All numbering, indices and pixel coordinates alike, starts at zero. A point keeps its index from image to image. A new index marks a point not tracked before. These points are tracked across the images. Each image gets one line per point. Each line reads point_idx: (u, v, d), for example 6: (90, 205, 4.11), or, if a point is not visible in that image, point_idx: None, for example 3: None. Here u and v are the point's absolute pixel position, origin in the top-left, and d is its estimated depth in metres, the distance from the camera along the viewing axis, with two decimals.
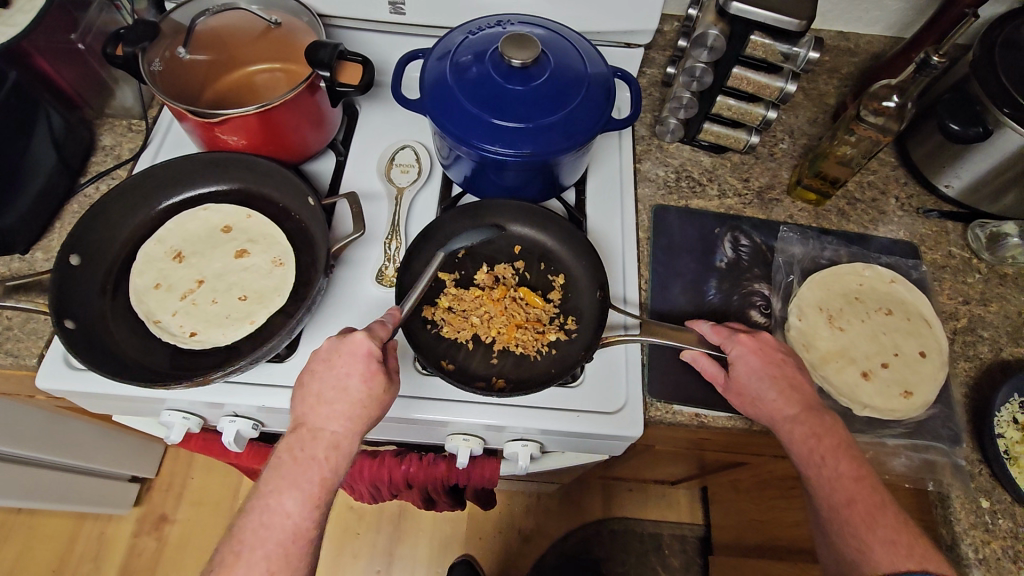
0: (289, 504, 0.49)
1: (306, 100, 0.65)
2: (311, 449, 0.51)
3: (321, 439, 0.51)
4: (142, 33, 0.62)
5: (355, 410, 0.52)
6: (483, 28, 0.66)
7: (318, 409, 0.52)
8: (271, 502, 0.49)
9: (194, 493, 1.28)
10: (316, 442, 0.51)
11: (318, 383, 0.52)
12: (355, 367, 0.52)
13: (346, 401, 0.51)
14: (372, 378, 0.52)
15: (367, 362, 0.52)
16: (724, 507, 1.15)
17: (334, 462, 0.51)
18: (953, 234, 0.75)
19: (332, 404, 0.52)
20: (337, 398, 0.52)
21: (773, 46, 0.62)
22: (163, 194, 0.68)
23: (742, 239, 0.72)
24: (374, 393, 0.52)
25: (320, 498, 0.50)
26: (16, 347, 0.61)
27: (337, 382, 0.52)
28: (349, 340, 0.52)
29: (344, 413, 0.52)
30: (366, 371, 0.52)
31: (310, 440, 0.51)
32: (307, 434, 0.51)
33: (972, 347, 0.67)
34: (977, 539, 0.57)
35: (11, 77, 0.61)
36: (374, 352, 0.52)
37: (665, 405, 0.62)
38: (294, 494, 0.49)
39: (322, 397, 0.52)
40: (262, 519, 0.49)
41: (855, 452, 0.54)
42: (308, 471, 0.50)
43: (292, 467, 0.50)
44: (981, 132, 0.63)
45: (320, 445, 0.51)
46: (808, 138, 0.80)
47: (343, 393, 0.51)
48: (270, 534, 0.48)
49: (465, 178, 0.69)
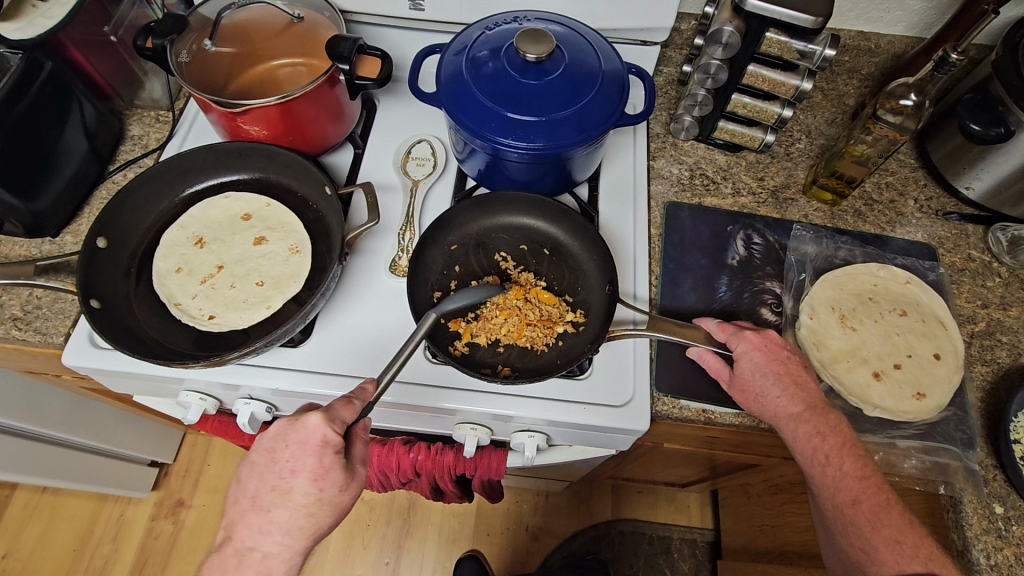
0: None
1: (325, 93, 0.67)
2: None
3: (254, 561, 0.49)
4: (170, 26, 0.64)
5: (298, 518, 0.50)
6: (500, 24, 0.67)
7: (253, 520, 0.50)
8: None
9: (209, 479, 1.31)
10: (245, 564, 0.49)
11: (258, 484, 0.51)
12: (305, 465, 0.49)
13: (287, 507, 0.50)
14: (323, 477, 0.50)
15: (319, 457, 0.49)
16: (735, 511, 1.14)
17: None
18: (973, 237, 0.73)
19: (268, 512, 0.50)
20: (273, 506, 0.50)
21: (789, 43, 0.62)
22: (187, 181, 0.70)
23: (755, 237, 0.72)
24: (323, 494, 0.50)
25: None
26: (44, 325, 0.64)
27: (279, 482, 0.50)
28: (304, 430, 0.49)
29: (284, 523, 0.50)
30: (314, 472, 0.49)
31: (234, 566, 0.49)
32: (235, 556, 0.50)
33: (990, 351, 0.66)
34: (989, 545, 0.56)
35: (47, 66, 0.64)
36: (328, 443, 0.49)
37: (672, 400, 0.62)
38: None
39: (258, 503, 0.50)
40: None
41: (861, 451, 0.53)
42: None
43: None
44: (1003, 132, 0.63)
45: (251, 572, 0.49)
46: (826, 138, 0.79)
47: (284, 498, 0.50)
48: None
49: (479, 172, 0.70)
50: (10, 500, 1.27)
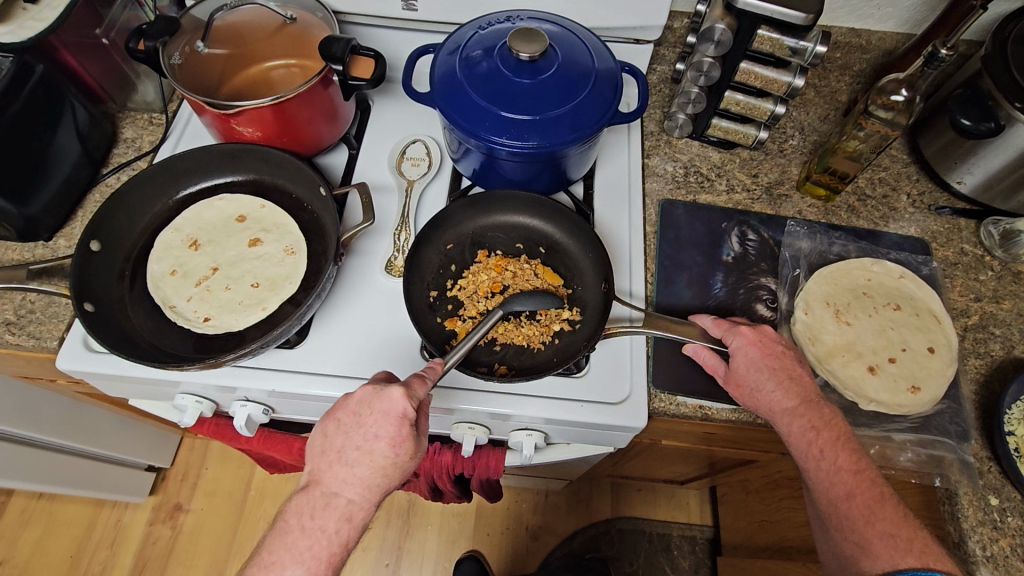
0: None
1: (319, 94, 0.67)
2: (321, 520, 0.48)
3: (336, 507, 0.49)
4: (162, 29, 0.64)
5: (375, 477, 0.49)
6: (493, 24, 0.67)
7: (337, 470, 0.49)
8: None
9: (207, 482, 1.31)
10: (328, 511, 0.49)
11: (342, 438, 0.50)
12: (386, 431, 0.49)
13: (368, 467, 0.49)
14: (401, 444, 0.49)
15: (399, 427, 0.49)
16: (734, 508, 1.14)
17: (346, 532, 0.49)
18: (965, 231, 0.74)
19: (348, 465, 0.49)
20: (357, 463, 0.49)
21: (781, 40, 0.63)
22: (181, 184, 0.70)
23: (750, 233, 0.72)
24: (401, 459, 0.50)
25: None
26: (38, 329, 0.63)
27: (362, 443, 0.49)
28: (387, 399, 0.49)
29: (364, 480, 0.49)
30: (395, 437, 0.49)
31: (321, 509, 0.49)
32: (321, 500, 0.49)
33: (983, 344, 0.66)
34: (985, 537, 0.57)
35: (38, 70, 0.64)
36: (408, 415, 0.49)
37: (669, 397, 0.63)
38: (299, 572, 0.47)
39: (343, 458, 0.49)
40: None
41: (855, 445, 0.54)
42: (311, 545, 0.48)
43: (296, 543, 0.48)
44: (993, 127, 0.64)
45: (332, 519, 0.49)
46: (820, 134, 0.80)
47: (368, 456, 0.49)
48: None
49: (474, 172, 0.70)
50: (6, 506, 1.26)
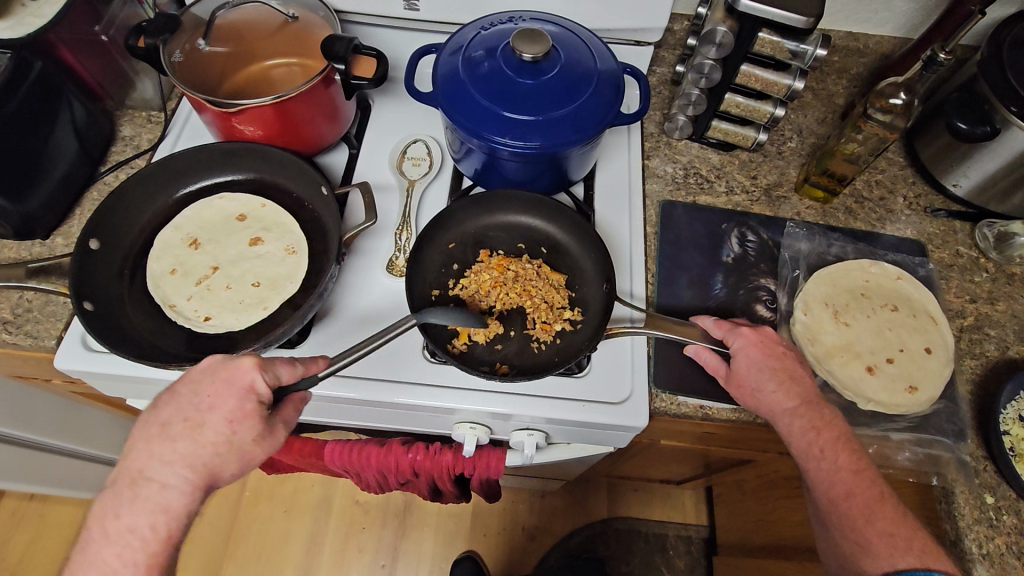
0: (112, 565, 0.46)
1: (320, 93, 0.66)
2: (133, 511, 0.47)
3: (149, 491, 0.48)
4: (162, 26, 0.64)
5: (206, 454, 0.49)
6: (495, 24, 0.67)
7: (155, 449, 0.49)
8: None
9: (202, 484, 1.30)
10: (136, 492, 0.48)
11: (171, 412, 0.50)
12: (224, 405, 0.49)
13: (195, 442, 0.49)
14: (241, 420, 0.49)
15: (242, 402, 0.49)
16: (730, 508, 1.14)
17: (172, 516, 0.48)
18: (960, 233, 0.75)
19: (173, 439, 0.49)
20: (180, 437, 0.49)
21: (781, 43, 0.63)
22: (181, 182, 0.70)
23: (749, 235, 0.73)
24: (237, 437, 0.49)
25: (156, 559, 0.47)
26: (36, 328, 0.63)
27: (192, 414, 0.49)
28: (237, 372, 0.50)
29: (184, 458, 0.49)
30: (233, 412, 0.49)
31: (140, 498, 0.48)
32: (130, 486, 0.48)
33: (978, 345, 0.67)
34: (981, 535, 0.57)
35: (36, 67, 0.63)
36: (253, 390, 0.50)
37: (670, 397, 0.63)
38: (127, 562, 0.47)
39: (166, 432, 0.49)
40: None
41: (855, 445, 0.54)
42: (121, 545, 0.47)
43: (104, 545, 0.47)
44: (988, 131, 0.65)
45: (143, 505, 0.48)
46: (817, 137, 0.80)
47: (196, 430, 0.49)
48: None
49: (476, 172, 0.70)
50: None
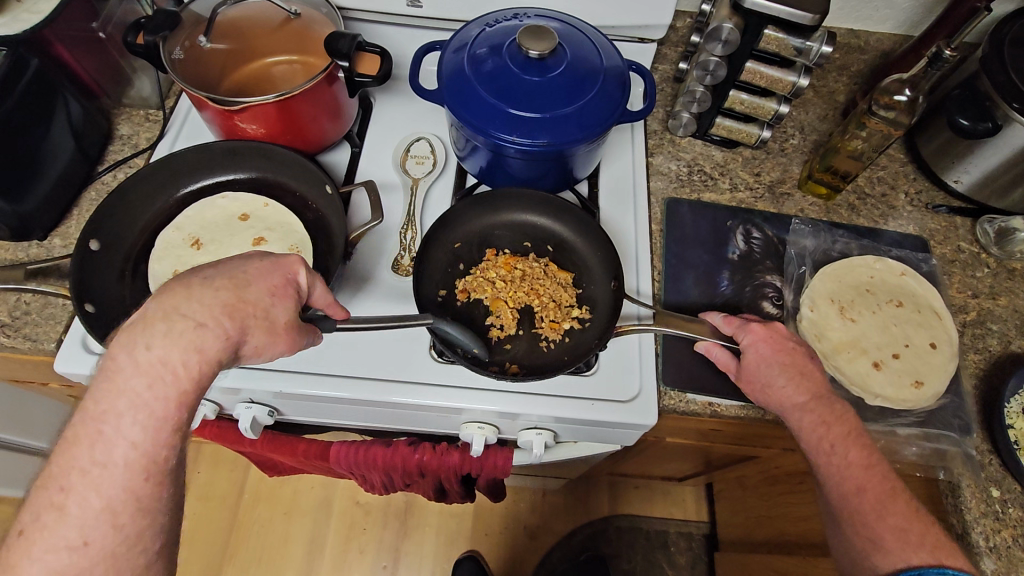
0: (132, 431, 0.40)
1: (324, 90, 0.66)
2: (160, 352, 0.40)
3: (182, 331, 0.41)
4: (162, 23, 0.62)
5: (244, 314, 0.44)
6: (500, 21, 0.67)
7: (194, 293, 0.43)
8: (108, 431, 0.40)
9: (199, 486, 1.28)
10: (172, 338, 0.41)
11: (213, 272, 0.45)
12: (269, 279, 0.47)
13: (236, 299, 0.44)
14: (283, 296, 0.47)
15: (283, 283, 0.47)
16: (731, 504, 1.15)
17: (196, 369, 0.41)
18: (961, 229, 0.75)
19: (214, 292, 0.43)
20: (223, 291, 0.44)
21: (786, 40, 0.63)
22: (182, 182, 0.69)
23: (754, 231, 0.73)
24: (276, 310, 0.46)
25: (174, 422, 0.41)
26: (34, 331, 0.61)
27: (236, 276, 0.45)
28: (284, 260, 0.48)
29: (224, 309, 0.43)
30: (279, 287, 0.47)
31: (161, 338, 0.41)
32: (160, 323, 0.41)
33: (981, 340, 0.67)
34: (988, 528, 0.58)
35: (33, 64, 0.62)
36: (295, 281, 0.48)
37: (678, 394, 0.63)
38: (145, 418, 0.40)
39: (206, 283, 0.44)
40: (92, 454, 0.39)
41: (866, 440, 0.54)
42: (153, 385, 0.40)
43: (131, 380, 0.40)
44: (990, 128, 0.65)
45: (177, 346, 0.41)
46: (819, 133, 0.81)
47: (240, 287, 0.45)
48: (114, 472, 0.39)
49: (481, 169, 0.70)
50: None
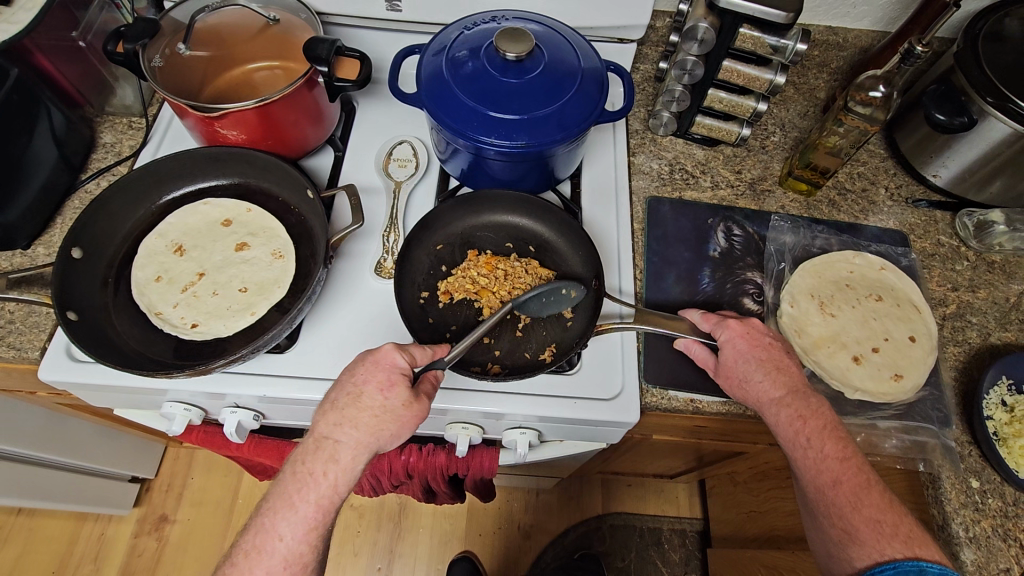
0: (283, 528, 0.48)
1: (304, 95, 0.66)
2: (310, 464, 0.49)
3: (324, 449, 0.49)
4: (141, 31, 0.64)
5: (367, 419, 0.50)
6: (478, 24, 0.67)
7: (328, 415, 0.50)
8: (266, 524, 0.49)
9: (194, 492, 1.29)
10: (317, 454, 0.49)
11: (337, 392, 0.51)
12: (375, 376, 0.51)
13: (357, 409, 0.50)
14: (391, 388, 0.51)
15: (389, 373, 0.51)
16: (723, 500, 1.16)
17: (335, 477, 0.49)
18: (941, 223, 0.76)
19: (340, 409, 0.50)
20: (347, 404, 0.50)
21: (762, 38, 0.64)
22: (164, 189, 0.69)
23: (735, 229, 0.73)
24: (391, 403, 0.50)
25: (315, 522, 0.49)
26: (19, 340, 0.62)
27: (353, 388, 0.51)
28: (381, 354, 0.52)
29: (352, 419, 0.50)
30: (384, 381, 0.51)
31: (311, 453, 0.49)
32: (313, 444, 0.50)
33: (961, 332, 0.68)
34: (967, 518, 0.58)
35: (12, 74, 0.62)
36: (399, 366, 0.52)
37: (660, 391, 0.63)
38: (291, 520, 0.48)
39: (334, 401, 0.51)
40: (255, 542, 0.48)
41: (841, 433, 0.54)
42: (301, 489, 0.48)
43: (290, 487, 0.49)
44: (966, 122, 0.65)
45: (320, 461, 0.49)
46: (800, 131, 0.81)
47: (356, 398, 0.50)
48: (271, 560, 0.48)
49: (462, 172, 0.70)
50: None
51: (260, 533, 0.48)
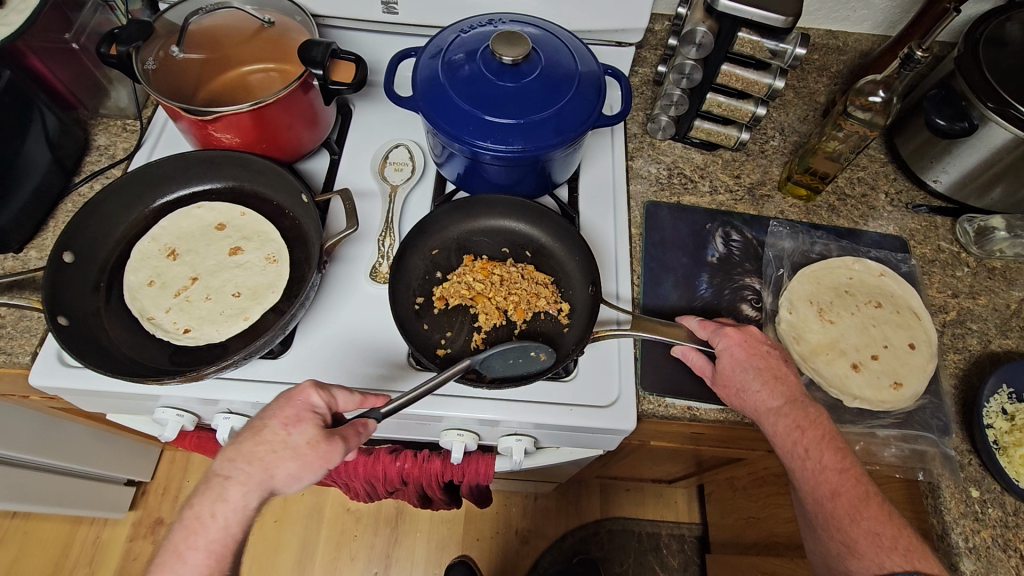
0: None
1: (298, 98, 0.65)
2: (200, 505, 0.47)
3: (216, 488, 0.47)
4: (134, 33, 0.62)
5: (264, 458, 0.47)
6: (475, 27, 0.67)
7: (228, 451, 0.48)
8: (160, 574, 0.46)
9: (189, 496, 1.28)
10: (206, 492, 0.47)
11: (243, 428, 0.50)
12: (281, 413, 0.49)
13: (257, 445, 0.48)
14: (296, 425, 0.49)
15: (298, 411, 0.50)
16: (722, 505, 1.15)
17: (224, 519, 0.46)
18: (941, 229, 0.75)
19: (239, 445, 0.48)
20: (246, 440, 0.48)
21: (761, 42, 0.63)
22: (158, 192, 0.69)
23: (733, 234, 0.73)
24: (293, 441, 0.48)
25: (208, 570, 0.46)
26: (10, 344, 0.61)
27: (257, 422, 0.49)
28: (295, 390, 0.51)
29: (247, 457, 0.47)
30: (290, 418, 0.49)
31: (204, 493, 0.47)
32: (208, 483, 0.47)
33: (961, 339, 0.67)
34: (967, 528, 0.58)
35: (5, 76, 0.61)
36: (312, 403, 0.50)
37: (657, 399, 0.63)
38: (195, 561, 0.46)
39: (238, 437, 0.49)
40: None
41: (840, 444, 0.54)
42: (200, 533, 0.46)
43: (189, 530, 0.46)
44: (966, 127, 0.65)
45: (209, 500, 0.47)
46: (799, 135, 0.81)
47: (256, 433, 0.48)
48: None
49: (459, 176, 0.70)
50: None
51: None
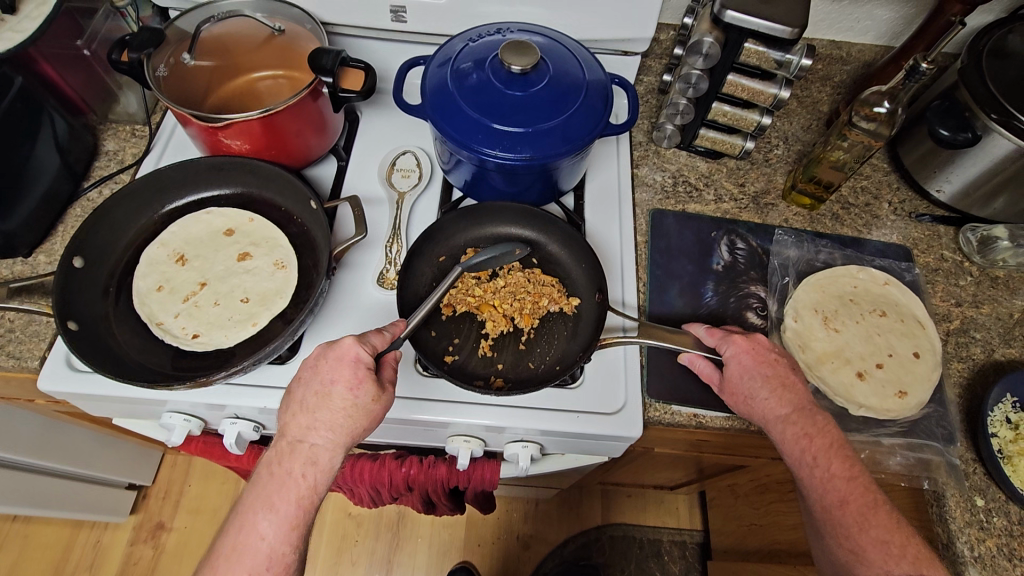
0: (265, 527, 0.48)
1: (308, 105, 0.66)
2: (288, 465, 0.49)
3: (301, 451, 0.50)
4: (146, 40, 0.62)
5: (340, 420, 0.50)
6: (483, 36, 0.67)
7: (300, 417, 0.51)
8: (248, 524, 0.48)
9: (191, 500, 1.28)
10: (294, 456, 0.50)
11: (304, 391, 0.51)
12: (342, 375, 0.51)
13: (330, 410, 0.50)
14: (360, 385, 0.51)
15: (355, 369, 0.51)
16: (723, 512, 1.15)
17: (314, 478, 0.50)
18: (944, 238, 0.76)
19: (312, 411, 0.50)
20: (319, 407, 0.50)
21: (767, 53, 0.64)
22: (167, 198, 0.69)
23: (738, 242, 0.73)
24: (360, 401, 0.51)
25: (297, 521, 0.49)
26: (18, 349, 0.61)
27: (321, 388, 0.51)
28: (342, 350, 0.52)
29: (327, 422, 0.50)
30: (352, 379, 0.51)
31: (288, 455, 0.50)
32: (288, 447, 0.50)
33: (965, 348, 0.68)
34: (973, 537, 0.58)
35: (17, 82, 0.62)
36: (361, 359, 0.52)
37: (664, 406, 0.63)
38: (271, 517, 0.48)
39: (304, 405, 0.51)
40: (236, 540, 0.48)
41: (847, 452, 0.54)
42: (285, 492, 0.49)
43: (268, 487, 0.49)
44: (970, 137, 0.65)
45: (298, 462, 0.49)
46: (803, 144, 0.81)
47: (326, 399, 0.50)
48: (251, 561, 0.47)
49: (466, 183, 0.70)
50: None
51: (240, 535, 0.48)
